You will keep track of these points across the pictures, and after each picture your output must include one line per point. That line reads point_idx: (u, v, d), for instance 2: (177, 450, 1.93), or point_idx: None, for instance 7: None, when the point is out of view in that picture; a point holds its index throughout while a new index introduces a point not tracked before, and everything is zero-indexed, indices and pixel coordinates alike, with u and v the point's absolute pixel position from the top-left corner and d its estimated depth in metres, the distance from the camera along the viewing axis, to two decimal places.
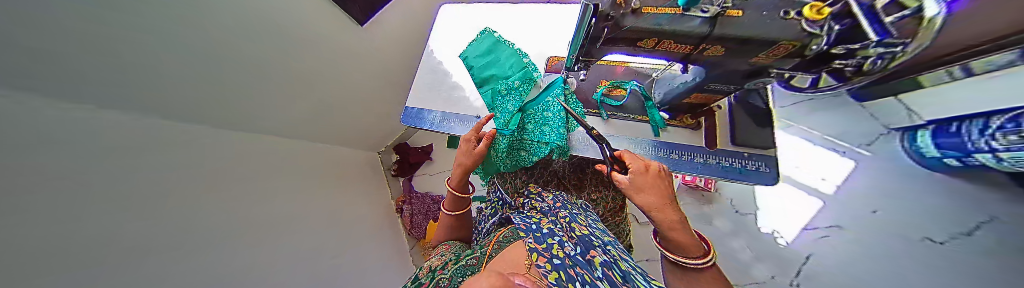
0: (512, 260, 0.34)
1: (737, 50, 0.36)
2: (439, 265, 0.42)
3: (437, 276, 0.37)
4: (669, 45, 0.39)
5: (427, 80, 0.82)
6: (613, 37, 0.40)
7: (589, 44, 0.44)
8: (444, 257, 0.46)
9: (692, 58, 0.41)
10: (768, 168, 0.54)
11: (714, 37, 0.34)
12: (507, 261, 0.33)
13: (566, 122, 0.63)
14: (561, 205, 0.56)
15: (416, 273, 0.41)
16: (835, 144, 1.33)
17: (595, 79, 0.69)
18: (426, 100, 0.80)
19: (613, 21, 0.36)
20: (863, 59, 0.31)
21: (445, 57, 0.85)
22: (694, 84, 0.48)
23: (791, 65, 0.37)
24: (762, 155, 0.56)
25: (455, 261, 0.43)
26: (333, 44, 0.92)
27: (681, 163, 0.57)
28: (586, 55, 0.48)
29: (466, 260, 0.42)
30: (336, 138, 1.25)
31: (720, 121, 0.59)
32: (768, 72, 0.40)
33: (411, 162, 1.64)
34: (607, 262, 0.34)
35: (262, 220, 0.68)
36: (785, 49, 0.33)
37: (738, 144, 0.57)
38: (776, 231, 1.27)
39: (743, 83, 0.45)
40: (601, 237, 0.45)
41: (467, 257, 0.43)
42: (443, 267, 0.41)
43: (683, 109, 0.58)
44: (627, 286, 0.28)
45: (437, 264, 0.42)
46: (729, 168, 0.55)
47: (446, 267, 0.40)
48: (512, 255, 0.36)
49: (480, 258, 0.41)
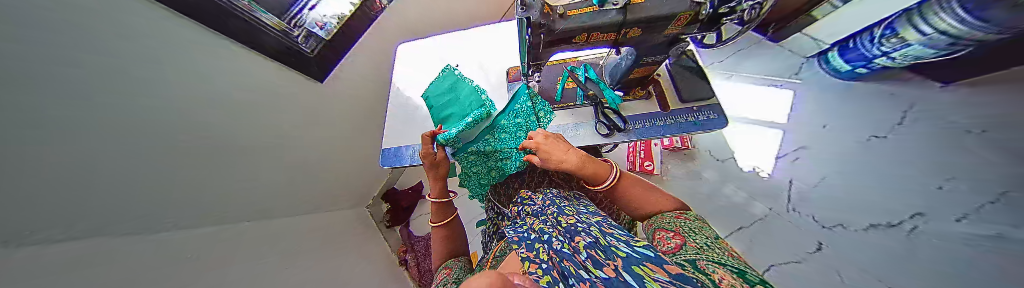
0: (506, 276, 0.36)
1: (651, 28, 0.42)
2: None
3: None
4: (599, 36, 0.45)
5: (399, 118, 0.83)
6: (550, 40, 0.45)
7: (534, 50, 0.49)
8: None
9: (620, 41, 0.47)
10: (716, 115, 0.62)
11: (630, 22, 0.41)
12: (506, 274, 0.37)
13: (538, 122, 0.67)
14: (551, 201, 0.58)
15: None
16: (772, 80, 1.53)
17: (551, 78, 0.75)
18: (402, 137, 0.80)
19: (546, 28, 0.42)
20: (741, 13, 0.39)
21: (411, 92, 0.87)
22: (632, 61, 0.54)
23: (696, 29, 0.44)
24: (708, 105, 0.64)
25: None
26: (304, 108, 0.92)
27: (646, 130, 0.63)
28: (535, 60, 0.54)
29: None
30: (325, 202, 1.19)
31: (665, 87, 0.68)
32: (682, 38, 0.48)
33: (403, 205, 1.57)
34: (591, 243, 0.35)
35: None
36: (685, 18, 0.41)
37: (686, 101, 0.64)
38: (756, 167, 1.38)
39: (668, 51, 0.52)
40: (588, 220, 0.46)
41: (470, 286, 0.47)
42: None
43: (632, 84, 0.64)
44: (608, 260, 0.29)
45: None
46: (686, 123, 0.62)
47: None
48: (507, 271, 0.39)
49: None
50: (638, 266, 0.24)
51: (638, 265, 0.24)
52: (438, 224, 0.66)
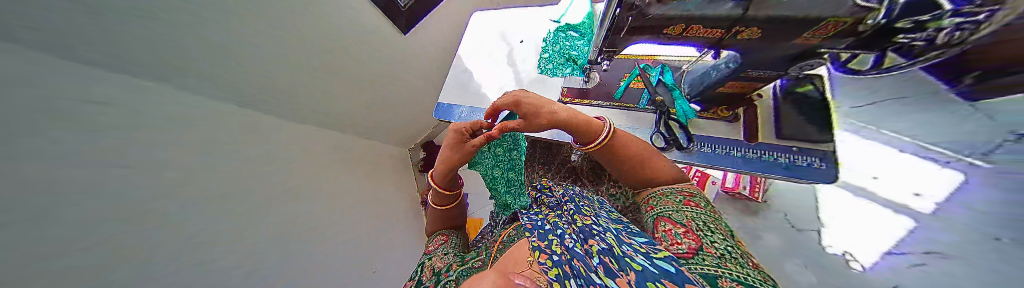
0: (512, 260, 0.39)
1: (774, 31, 0.34)
2: (443, 267, 0.48)
3: (444, 278, 0.44)
4: (699, 30, 0.38)
5: (458, 79, 0.91)
6: (636, 26, 0.41)
7: (612, 34, 0.46)
8: (447, 259, 0.51)
9: (724, 42, 0.40)
10: (824, 164, 0.48)
11: (747, 19, 0.33)
12: (511, 260, 0.38)
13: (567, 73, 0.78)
14: (569, 198, 0.59)
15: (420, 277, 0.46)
16: None
17: (617, 73, 0.70)
18: (457, 96, 0.88)
19: (637, 11, 0.38)
20: (935, 32, 0.28)
21: (474, 57, 0.93)
22: (729, 71, 0.46)
23: (844, 45, 0.34)
24: (817, 150, 0.50)
25: (461, 263, 0.50)
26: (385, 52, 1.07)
27: (714, 156, 0.55)
28: (610, 46, 0.50)
29: (470, 263, 0.50)
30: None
31: (762, 113, 0.55)
32: (817, 53, 0.37)
33: None
34: (604, 250, 0.36)
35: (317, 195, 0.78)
36: (834, 26, 0.30)
37: (786, 137, 0.51)
38: None
39: (787, 67, 0.41)
40: (606, 226, 0.46)
41: (471, 260, 0.51)
42: (448, 269, 0.47)
43: (719, 100, 0.55)
44: (621, 270, 0.30)
45: (440, 267, 0.48)
46: (774, 163, 0.51)
47: (452, 270, 0.47)
48: (512, 257, 0.40)
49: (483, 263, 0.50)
50: (654, 285, 0.25)
51: (655, 283, 0.25)
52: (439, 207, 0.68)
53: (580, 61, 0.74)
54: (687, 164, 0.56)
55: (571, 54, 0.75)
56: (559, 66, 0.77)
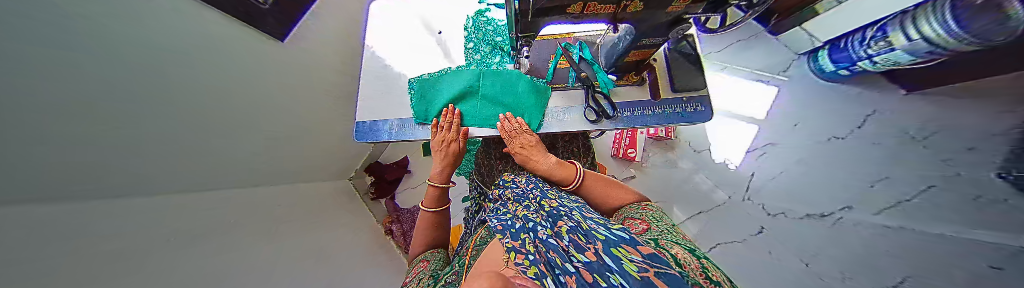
0: (488, 261, 0.36)
1: (653, 3, 0.38)
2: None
3: None
4: (596, 7, 0.39)
5: (373, 87, 0.74)
6: (542, 8, 0.39)
7: (521, 19, 0.43)
8: (423, 282, 0.46)
9: (619, 16, 0.42)
10: (703, 107, 0.61)
11: None
12: (488, 263, 0.35)
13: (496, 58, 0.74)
14: (533, 186, 0.60)
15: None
16: (760, 75, 1.60)
17: (543, 55, 0.70)
18: (379, 108, 0.73)
19: None
20: None
21: (387, 58, 0.77)
22: (630, 41, 0.50)
23: (701, 9, 0.40)
24: (698, 97, 0.62)
25: (436, 283, 0.45)
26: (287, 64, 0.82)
27: (634, 118, 0.62)
28: (524, 31, 0.48)
29: (447, 277, 0.45)
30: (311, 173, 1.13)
31: (660, 74, 0.64)
32: (684, 19, 0.43)
33: (388, 178, 1.53)
34: (573, 227, 0.39)
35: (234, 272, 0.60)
36: None
37: (678, 90, 0.62)
38: (727, 159, 1.51)
39: (668, 33, 0.48)
40: (569, 203, 0.51)
41: (447, 275, 0.46)
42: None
43: (627, 68, 0.61)
44: (589, 243, 0.34)
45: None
46: (673, 114, 0.61)
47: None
48: (489, 259, 0.37)
49: (459, 273, 0.44)
50: (617, 249, 0.31)
51: (618, 247, 0.31)
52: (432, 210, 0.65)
53: (506, 47, 0.73)
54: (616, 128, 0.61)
55: (497, 40, 0.73)
56: (486, 55, 0.73)
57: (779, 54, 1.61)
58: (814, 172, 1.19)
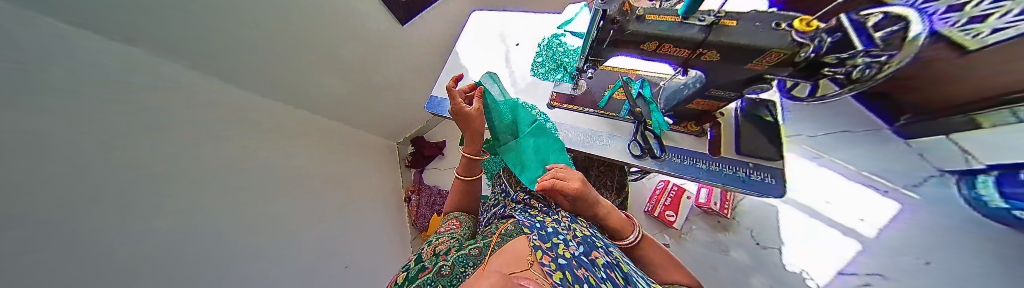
0: (513, 256, 0.35)
1: (729, 54, 0.39)
2: (444, 250, 0.47)
3: (440, 262, 0.42)
4: (668, 48, 0.43)
5: (452, 74, 0.92)
6: (617, 40, 0.45)
7: (597, 45, 0.50)
8: (445, 243, 0.50)
9: (690, 62, 0.45)
10: (774, 179, 0.54)
11: (708, 43, 0.38)
12: (509, 258, 0.35)
13: (557, 75, 0.81)
14: (563, 204, 0.63)
15: (420, 256, 0.46)
16: (873, 181, 1.27)
17: (602, 82, 0.75)
18: (449, 91, 0.88)
19: (619, 24, 0.42)
20: (853, 69, 0.34)
21: (470, 56, 0.95)
22: (697, 89, 0.50)
23: (787, 73, 0.40)
24: (770, 167, 0.56)
25: (457, 248, 0.47)
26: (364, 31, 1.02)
27: (684, 166, 0.59)
28: (593, 55, 0.54)
29: (467, 249, 0.46)
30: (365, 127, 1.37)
31: (725, 130, 0.60)
32: (766, 78, 0.42)
33: (425, 154, 1.70)
34: (610, 264, 0.38)
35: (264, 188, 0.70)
36: (777, 56, 0.36)
37: (744, 153, 0.57)
38: (805, 271, 1.17)
39: (742, 89, 0.47)
40: (600, 235, 0.52)
41: (469, 245, 0.48)
42: (446, 252, 0.46)
43: (688, 116, 0.60)
44: (628, 286, 0.34)
45: (441, 249, 0.47)
46: (733, 176, 0.56)
47: (449, 253, 0.45)
48: (514, 255, 0.36)
49: (482, 250, 0.44)
50: None
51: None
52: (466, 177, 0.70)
53: (569, 68, 0.80)
54: (661, 170, 0.59)
55: (564, 61, 0.82)
56: (549, 70, 0.82)
57: (908, 164, 1.27)
58: None
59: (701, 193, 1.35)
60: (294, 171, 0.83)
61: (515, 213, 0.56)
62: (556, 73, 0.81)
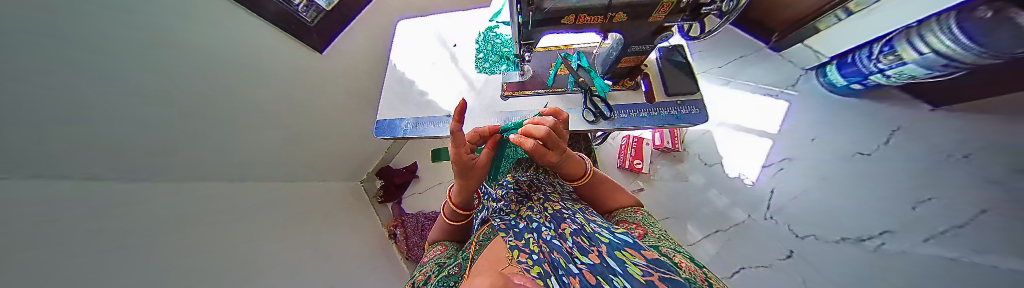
0: (493, 259, 0.36)
1: (634, 13, 0.44)
2: (422, 280, 0.44)
3: None
4: (585, 19, 0.46)
5: (395, 91, 0.85)
6: (539, 20, 0.47)
7: (523, 29, 0.51)
8: (426, 270, 0.48)
9: (606, 27, 0.49)
10: (698, 109, 0.64)
11: (615, 6, 0.42)
12: (490, 258, 0.37)
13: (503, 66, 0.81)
14: (536, 189, 0.67)
15: None
16: (768, 90, 1.61)
17: (544, 63, 0.77)
18: (397, 109, 0.82)
19: (536, 6, 0.44)
20: (720, 3, 0.41)
21: (408, 67, 0.89)
22: (621, 49, 0.56)
23: (680, 19, 0.47)
24: (692, 100, 0.66)
25: (438, 272, 0.45)
26: (291, 67, 0.91)
27: (631, 119, 0.65)
28: (524, 39, 0.55)
29: (448, 269, 0.45)
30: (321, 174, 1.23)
31: (654, 79, 0.69)
32: (666, 28, 0.50)
33: (396, 182, 1.58)
34: (577, 230, 0.44)
35: (236, 263, 0.60)
36: (668, 6, 0.42)
37: (672, 94, 0.66)
38: (743, 174, 1.46)
39: (654, 40, 0.53)
40: (572, 208, 0.56)
41: (449, 266, 0.46)
42: (425, 281, 0.43)
43: (622, 74, 0.66)
44: (593, 246, 0.38)
45: (420, 279, 0.44)
46: (669, 116, 0.65)
47: (429, 282, 0.42)
48: (493, 255, 0.38)
49: (461, 265, 0.44)
50: (621, 252, 0.35)
51: (621, 250, 0.35)
52: (455, 223, 0.67)
53: (511, 57, 0.81)
54: (614, 128, 0.64)
55: (505, 51, 0.82)
56: (493, 63, 0.82)
57: (786, 70, 1.63)
58: (840, 190, 1.25)
59: (656, 137, 1.57)
60: (258, 238, 0.72)
61: (491, 215, 0.57)
62: (501, 65, 0.81)
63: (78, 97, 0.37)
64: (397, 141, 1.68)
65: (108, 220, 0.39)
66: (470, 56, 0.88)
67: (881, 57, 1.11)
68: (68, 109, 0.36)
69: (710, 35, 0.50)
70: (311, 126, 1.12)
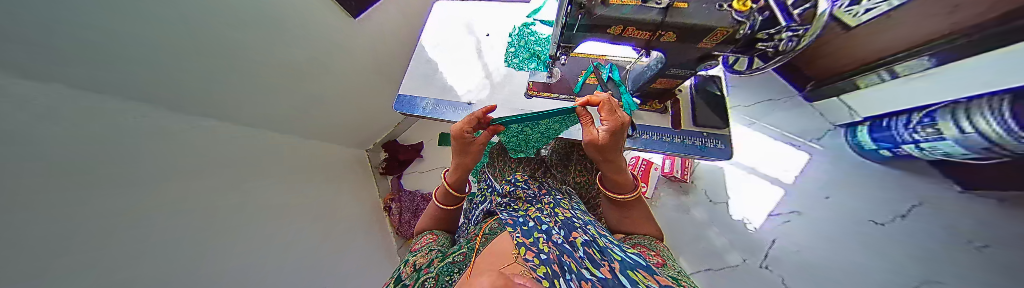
0: (502, 254, 0.36)
1: (686, 34, 0.42)
2: (424, 263, 0.44)
3: (423, 275, 0.40)
4: (633, 32, 0.45)
5: (422, 68, 0.86)
6: (585, 24, 0.45)
7: (565, 30, 0.50)
8: (429, 255, 0.48)
9: (652, 44, 0.47)
10: (722, 145, 0.62)
11: (667, 24, 0.40)
12: (499, 253, 0.37)
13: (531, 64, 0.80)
14: (545, 192, 0.66)
15: (400, 275, 0.43)
16: (791, 139, 1.56)
17: (575, 69, 0.76)
18: (420, 87, 0.82)
19: (586, 10, 0.42)
20: (778, 42, 0.40)
21: (439, 47, 0.89)
22: (659, 69, 0.54)
23: (729, 50, 0.45)
24: (719, 135, 0.64)
25: (441, 258, 0.46)
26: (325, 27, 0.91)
27: (652, 142, 0.64)
28: (564, 42, 0.54)
29: (453, 257, 0.45)
30: (332, 136, 1.26)
31: (683, 106, 0.67)
32: (713, 55, 0.48)
33: (400, 158, 1.61)
34: (587, 241, 0.43)
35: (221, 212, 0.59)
36: (722, 34, 0.40)
37: (699, 125, 0.65)
38: (746, 218, 1.42)
39: (696, 66, 0.52)
40: (582, 218, 0.56)
41: (454, 254, 0.46)
42: (429, 265, 0.44)
43: (652, 95, 0.65)
44: (604, 260, 0.37)
45: (422, 262, 0.45)
46: (691, 146, 0.63)
47: (432, 265, 0.43)
48: (503, 251, 0.38)
49: (466, 254, 0.44)
50: (633, 271, 0.34)
51: (634, 270, 0.34)
52: (445, 207, 0.68)
53: (542, 57, 0.80)
54: (632, 147, 0.64)
55: (536, 50, 0.81)
56: (523, 60, 0.81)
57: (814, 121, 1.58)
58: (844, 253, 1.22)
59: (666, 164, 1.52)
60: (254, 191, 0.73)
61: (499, 209, 0.57)
62: (528, 63, 0.81)
63: (111, 24, 0.36)
64: (409, 119, 1.70)
65: (127, 150, 0.40)
66: (502, 47, 0.87)
67: (919, 127, 1.04)
68: (100, 39, 0.35)
69: (756, 72, 0.48)
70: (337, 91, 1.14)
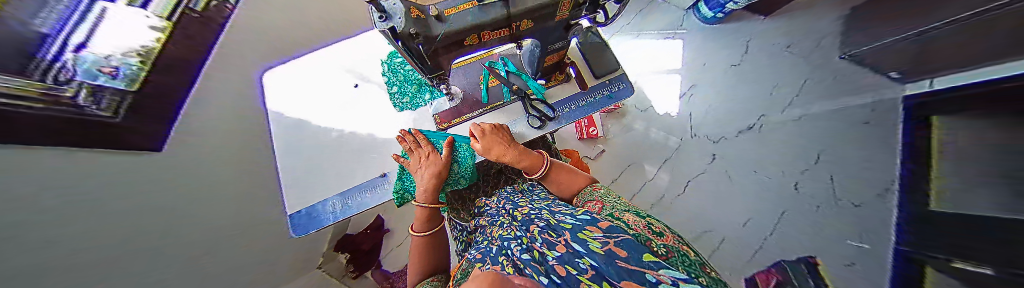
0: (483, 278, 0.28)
1: (537, 16, 0.40)
2: None
3: None
4: (489, 34, 0.40)
5: (300, 166, 0.65)
6: (436, 48, 0.39)
7: (423, 61, 0.42)
8: None
9: (516, 34, 0.43)
10: (623, 84, 0.68)
11: (514, 16, 0.37)
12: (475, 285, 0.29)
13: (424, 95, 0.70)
14: (504, 202, 0.64)
15: None
16: (666, 34, 1.88)
17: (472, 78, 0.70)
18: (312, 189, 0.64)
19: (422, 37, 0.36)
20: None
21: (303, 128, 0.68)
22: (539, 51, 0.52)
23: (582, 12, 0.45)
24: (616, 76, 0.69)
25: None
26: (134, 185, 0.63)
27: (573, 112, 0.66)
28: (431, 72, 0.46)
29: None
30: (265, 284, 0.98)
31: (580, 66, 0.70)
32: (574, 22, 0.48)
33: (366, 248, 1.42)
34: (544, 228, 0.41)
35: None
36: (567, 3, 0.39)
37: (599, 76, 0.68)
38: (668, 111, 1.72)
39: (567, 35, 0.51)
40: (539, 206, 0.55)
41: None
42: None
43: (550, 72, 0.64)
44: (558, 237, 0.35)
45: None
46: (602, 98, 0.67)
47: None
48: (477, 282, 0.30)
49: None
50: (581, 231, 0.33)
51: (582, 230, 0.33)
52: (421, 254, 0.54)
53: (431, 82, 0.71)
54: (560, 128, 0.64)
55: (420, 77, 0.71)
56: (414, 95, 0.70)
57: (673, 12, 1.91)
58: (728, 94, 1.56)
59: None
60: None
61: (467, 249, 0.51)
62: (420, 97, 0.70)
63: None
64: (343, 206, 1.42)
65: None
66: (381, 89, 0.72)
67: None
68: None
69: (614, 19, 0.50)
70: (229, 233, 0.87)
